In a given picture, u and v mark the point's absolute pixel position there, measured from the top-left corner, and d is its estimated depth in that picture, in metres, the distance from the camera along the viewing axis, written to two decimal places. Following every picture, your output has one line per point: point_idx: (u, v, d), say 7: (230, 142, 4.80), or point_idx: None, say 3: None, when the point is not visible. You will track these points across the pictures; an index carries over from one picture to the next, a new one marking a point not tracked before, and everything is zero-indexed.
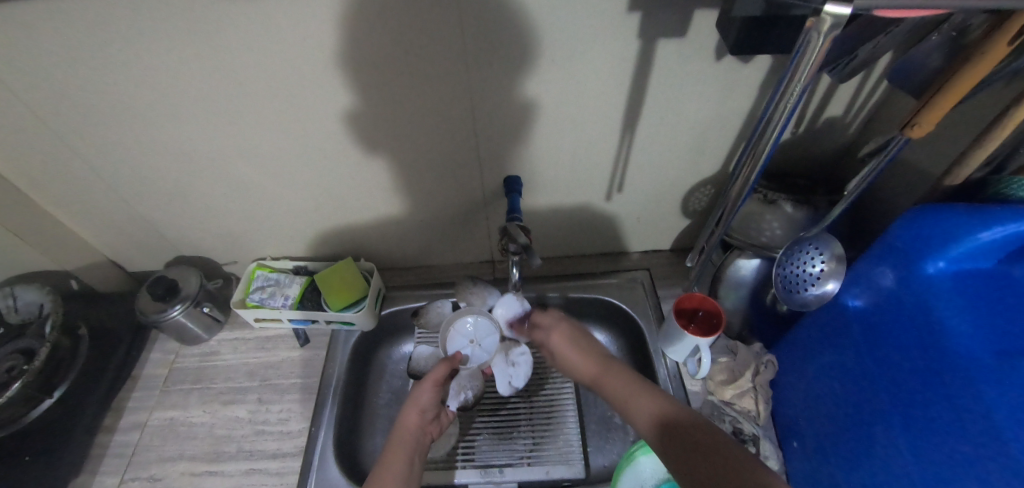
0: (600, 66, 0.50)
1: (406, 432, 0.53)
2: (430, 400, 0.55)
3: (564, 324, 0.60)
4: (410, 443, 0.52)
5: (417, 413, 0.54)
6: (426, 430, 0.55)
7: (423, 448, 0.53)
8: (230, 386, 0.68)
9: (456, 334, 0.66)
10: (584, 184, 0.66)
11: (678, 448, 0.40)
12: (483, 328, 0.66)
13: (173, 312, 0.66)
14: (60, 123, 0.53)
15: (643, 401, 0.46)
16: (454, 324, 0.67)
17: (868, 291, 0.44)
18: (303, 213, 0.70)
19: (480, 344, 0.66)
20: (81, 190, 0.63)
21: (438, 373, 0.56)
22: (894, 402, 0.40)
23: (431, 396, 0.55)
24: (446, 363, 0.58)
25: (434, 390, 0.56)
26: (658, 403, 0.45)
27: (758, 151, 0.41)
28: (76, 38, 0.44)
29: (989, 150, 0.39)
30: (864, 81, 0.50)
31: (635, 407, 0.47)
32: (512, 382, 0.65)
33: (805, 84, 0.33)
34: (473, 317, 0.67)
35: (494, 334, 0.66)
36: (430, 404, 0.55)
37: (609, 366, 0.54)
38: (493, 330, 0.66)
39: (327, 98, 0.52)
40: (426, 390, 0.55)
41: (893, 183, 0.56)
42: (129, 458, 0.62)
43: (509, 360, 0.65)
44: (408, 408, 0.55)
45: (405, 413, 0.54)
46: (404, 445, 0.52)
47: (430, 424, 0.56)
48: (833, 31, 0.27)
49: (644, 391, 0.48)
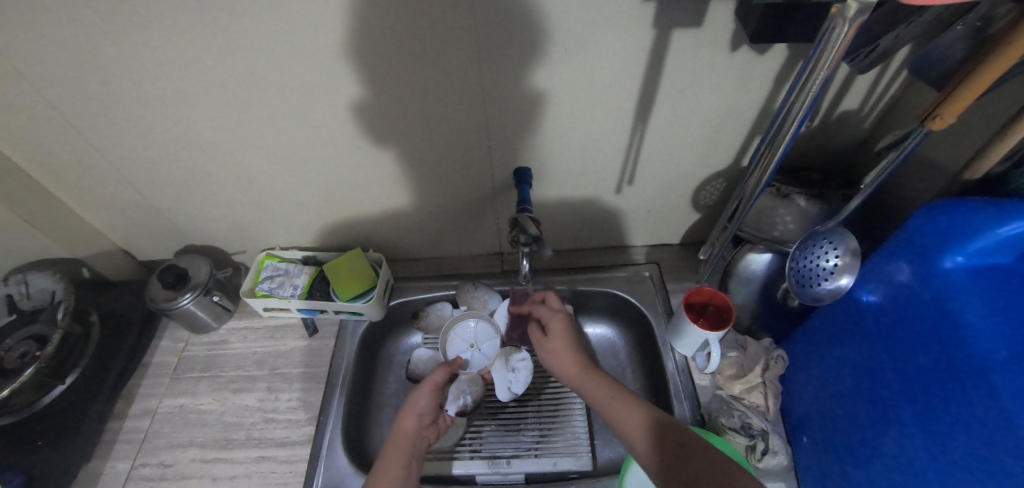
0: (615, 56, 0.49)
1: (404, 436, 0.53)
2: (428, 404, 0.56)
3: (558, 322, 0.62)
4: (408, 446, 0.53)
5: (415, 416, 0.55)
6: (423, 433, 0.55)
7: (419, 451, 0.54)
8: (239, 375, 0.69)
9: (456, 339, 0.70)
10: (595, 176, 0.66)
11: (667, 455, 0.43)
12: (483, 332, 0.70)
13: (183, 300, 0.66)
14: (73, 110, 0.53)
15: (625, 409, 0.48)
16: (455, 328, 0.70)
17: (883, 285, 0.44)
18: (313, 202, 0.69)
19: (480, 348, 0.69)
20: (92, 179, 0.63)
21: (437, 377, 0.58)
22: (908, 398, 0.40)
23: (429, 400, 0.56)
24: (444, 367, 0.60)
25: (432, 395, 0.57)
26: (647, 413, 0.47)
27: (775, 143, 0.41)
28: (88, 24, 0.44)
29: (1011, 143, 0.39)
30: (882, 74, 0.49)
31: (618, 413, 0.48)
32: (512, 388, 0.65)
33: (827, 75, 0.32)
34: (473, 322, 0.70)
35: (494, 338, 0.69)
36: (429, 408, 0.56)
37: (590, 371, 0.55)
38: (492, 335, 0.70)
39: (338, 86, 0.52)
40: (424, 395, 0.57)
41: (909, 178, 0.55)
42: (140, 444, 0.63)
43: (508, 366, 0.67)
44: (406, 412, 0.55)
45: (404, 416, 0.55)
46: (402, 448, 0.52)
47: (427, 427, 0.56)
48: (859, 18, 0.27)
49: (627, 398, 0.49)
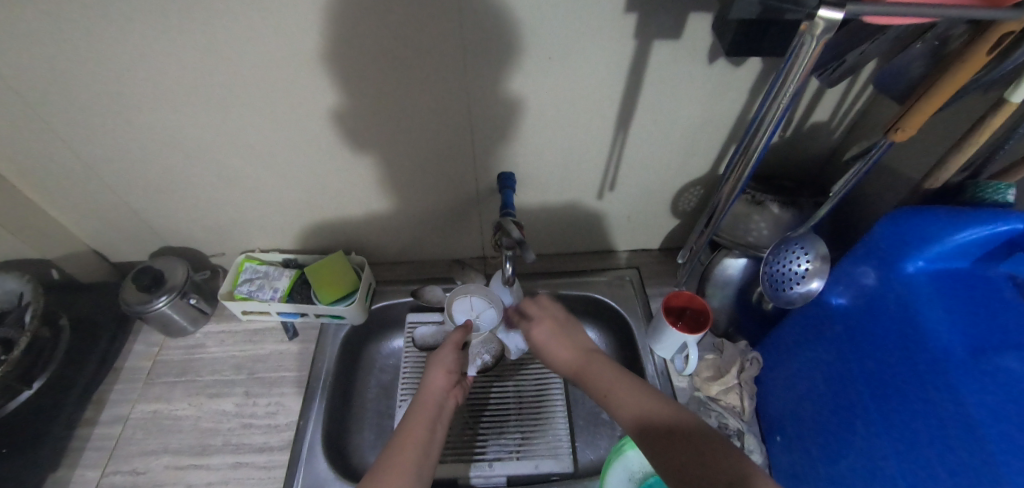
0: (597, 65, 0.50)
1: (431, 397, 0.51)
2: (454, 361, 0.55)
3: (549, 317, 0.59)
4: (434, 407, 0.50)
5: (444, 375, 0.53)
6: (450, 392, 0.53)
7: (444, 415, 0.51)
8: (216, 379, 0.67)
9: (455, 313, 0.64)
10: (576, 182, 0.67)
11: (660, 440, 0.40)
12: (481, 304, 0.64)
13: (158, 303, 0.64)
14: (44, 108, 0.52)
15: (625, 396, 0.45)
16: (453, 303, 0.65)
17: (851, 289, 0.46)
18: (294, 205, 0.69)
19: (481, 317, 0.64)
20: (63, 178, 0.61)
21: (455, 338, 0.57)
22: (873, 396, 0.41)
23: (455, 358, 0.55)
24: (463, 329, 0.58)
25: (456, 353, 0.56)
26: (648, 398, 0.44)
27: (749, 151, 0.42)
28: (61, 20, 0.43)
29: (967, 154, 0.41)
30: (851, 87, 0.52)
31: (620, 404, 0.45)
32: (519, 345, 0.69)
33: (797, 87, 0.33)
34: (467, 296, 0.65)
35: (492, 308, 0.64)
36: (455, 366, 0.55)
37: (587, 357, 0.52)
38: (489, 305, 0.64)
39: (320, 89, 0.51)
40: (449, 354, 0.55)
41: (875, 187, 0.58)
42: (111, 451, 0.61)
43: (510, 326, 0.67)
44: (434, 369, 0.54)
45: (433, 376, 0.53)
46: (429, 408, 0.50)
47: (453, 389, 0.54)
48: (826, 35, 0.28)
49: (624, 385, 0.46)
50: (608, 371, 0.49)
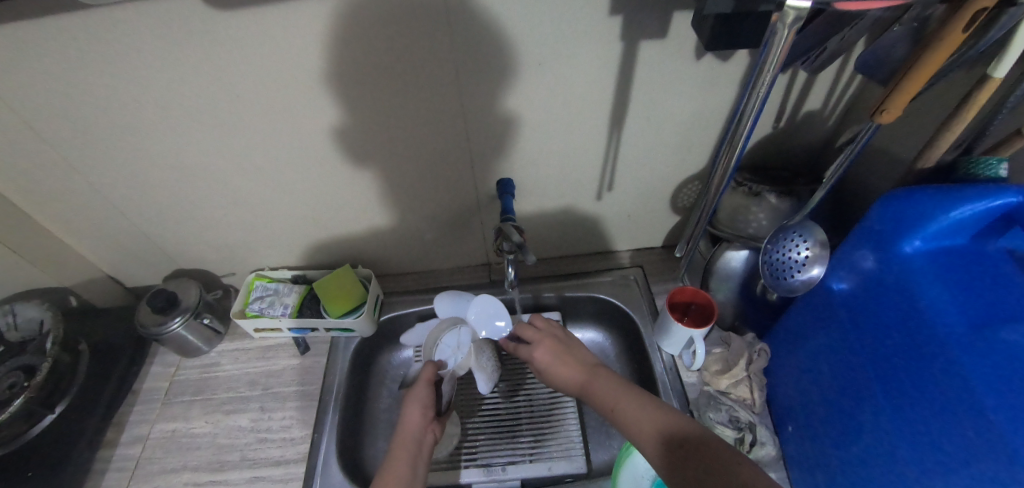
0: (586, 70, 0.51)
1: (410, 432, 0.52)
2: (429, 396, 0.56)
3: (547, 339, 0.61)
4: (413, 442, 0.51)
5: (418, 409, 0.54)
6: (428, 428, 0.54)
7: (426, 448, 0.52)
8: (232, 396, 0.69)
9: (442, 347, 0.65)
10: (575, 185, 0.68)
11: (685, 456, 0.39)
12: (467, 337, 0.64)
13: (173, 324, 0.66)
14: (61, 141, 0.54)
15: (645, 419, 0.44)
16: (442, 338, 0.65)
17: (851, 273, 0.46)
18: (300, 222, 0.70)
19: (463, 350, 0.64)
20: (79, 206, 0.64)
21: (428, 373, 0.58)
22: (879, 375, 0.42)
23: (430, 393, 0.56)
24: (432, 364, 0.59)
25: (430, 387, 0.57)
26: (662, 419, 0.43)
27: (735, 141, 0.43)
28: (75, 58, 0.45)
29: (956, 132, 0.41)
30: (840, 73, 0.52)
31: (641, 420, 0.44)
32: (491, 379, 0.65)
33: (774, 77, 0.34)
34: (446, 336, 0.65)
35: (466, 332, 0.65)
36: (431, 400, 0.56)
37: (596, 374, 0.54)
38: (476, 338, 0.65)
39: (321, 106, 0.53)
40: (422, 389, 0.56)
41: (871, 171, 0.58)
42: (132, 471, 0.62)
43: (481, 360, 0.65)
44: (410, 404, 0.55)
45: (407, 410, 0.54)
46: (408, 444, 0.51)
47: (431, 425, 0.54)
48: (797, 24, 0.29)
49: (640, 406, 0.46)
50: (615, 385, 0.51)
